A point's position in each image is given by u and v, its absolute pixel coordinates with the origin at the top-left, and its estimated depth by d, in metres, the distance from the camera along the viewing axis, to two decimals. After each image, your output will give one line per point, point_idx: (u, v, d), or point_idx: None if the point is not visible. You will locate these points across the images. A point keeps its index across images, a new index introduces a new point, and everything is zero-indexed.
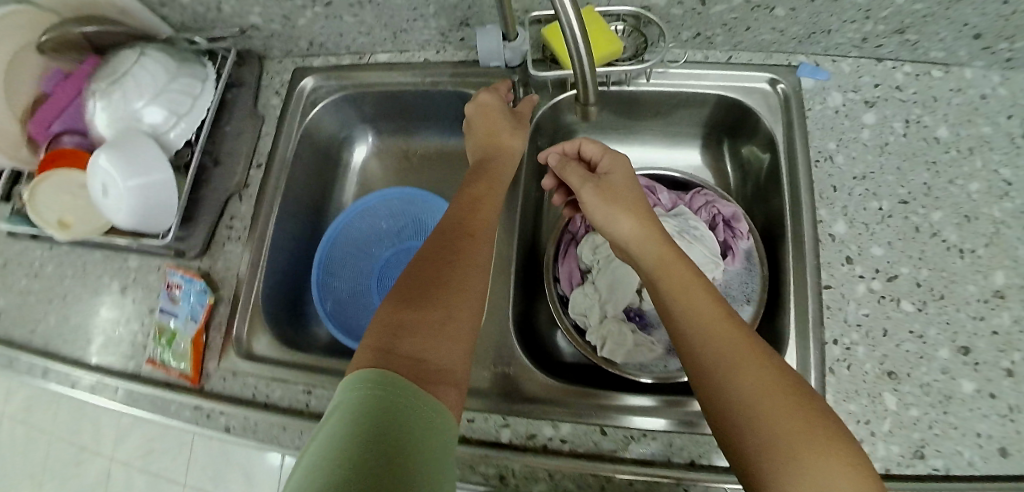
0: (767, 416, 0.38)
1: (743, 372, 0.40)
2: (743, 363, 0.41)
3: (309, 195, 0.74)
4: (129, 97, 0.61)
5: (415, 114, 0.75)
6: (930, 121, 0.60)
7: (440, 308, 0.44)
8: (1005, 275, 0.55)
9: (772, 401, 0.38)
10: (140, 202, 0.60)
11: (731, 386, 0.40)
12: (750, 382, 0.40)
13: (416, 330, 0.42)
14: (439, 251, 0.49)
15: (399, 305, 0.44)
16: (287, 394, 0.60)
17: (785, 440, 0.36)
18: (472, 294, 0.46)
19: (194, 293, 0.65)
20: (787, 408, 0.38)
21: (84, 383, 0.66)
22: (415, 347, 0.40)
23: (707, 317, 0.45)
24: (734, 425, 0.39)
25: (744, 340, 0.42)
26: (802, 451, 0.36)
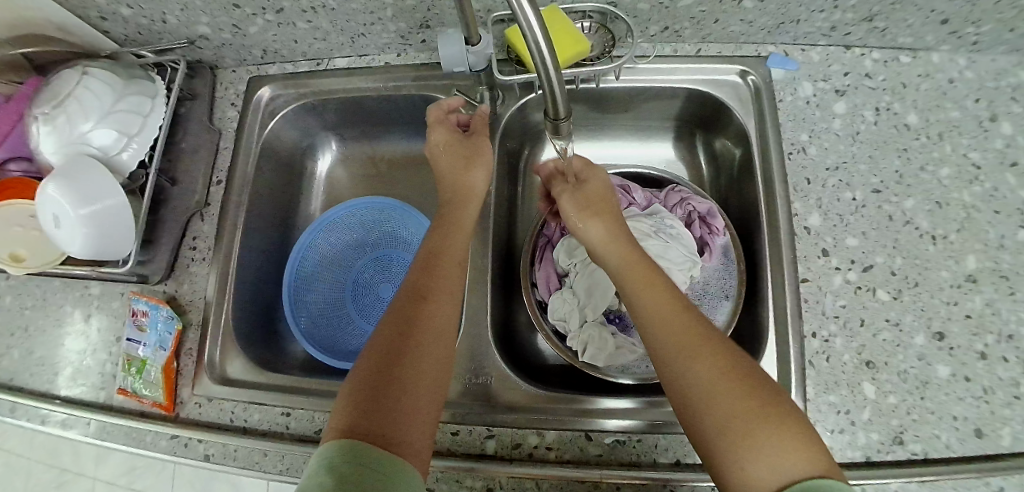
0: (719, 402, 0.38)
1: (695, 361, 0.40)
2: (694, 349, 0.40)
3: (274, 209, 0.72)
4: (74, 120, 0.57)
5: (379, 120, 0.73)
6: (900, 108, 0.60)
7: (422, 368, 0.43)
8: (976, 260, 0.55)
9: (718, 389, 0.38)
10: (93, 232, 0.57)
11: (682, 373, 0.40)
12: (702, 369, 0.39)
13: (398, 390, 0.41)
14: (412, 293, 0.47)
15: (377, 354, 0.43)
16: (266, 417, 0.58)
17: (736, 426, 0.36)
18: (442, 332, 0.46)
19: (161, 320, 0.62)
20: (732, 396, 0.38)
21: (54, 418, 0.63)
22: (399, 407, 0.40)
23: (659, 302, 0.44)
24: (687, 410, 0.39)
25: (695, 330, 0.42)
26: (755, 435, 0.36)
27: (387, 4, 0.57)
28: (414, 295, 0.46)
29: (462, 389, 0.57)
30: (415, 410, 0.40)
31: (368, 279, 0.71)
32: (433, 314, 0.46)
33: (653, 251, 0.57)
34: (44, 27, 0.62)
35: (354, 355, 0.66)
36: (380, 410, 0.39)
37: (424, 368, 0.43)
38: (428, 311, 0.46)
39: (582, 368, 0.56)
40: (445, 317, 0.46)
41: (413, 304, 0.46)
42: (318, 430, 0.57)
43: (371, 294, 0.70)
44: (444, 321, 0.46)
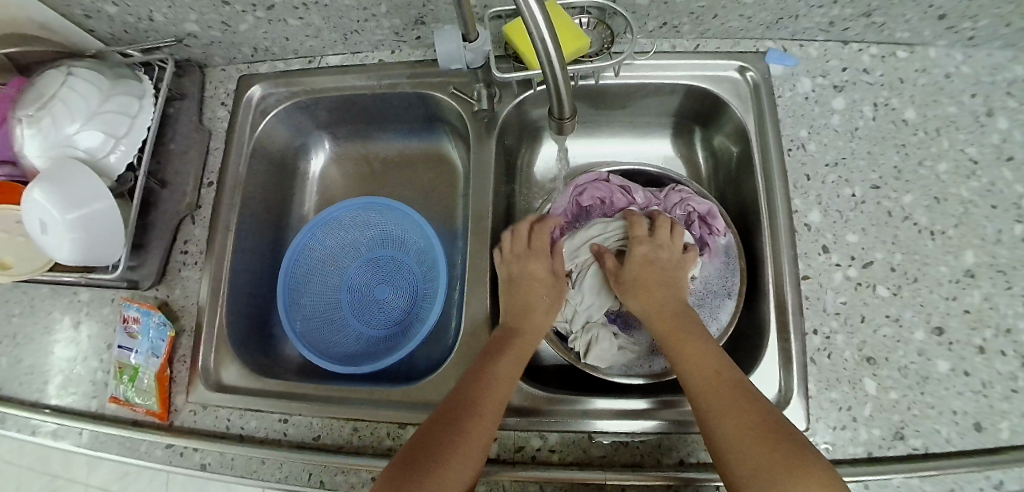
0: (748, 459, 0.40)
1: (725, 419, 0.43)
2: (725, 410, 0.44)
3: (267, 211, 0.70)
4: (59, 122, 0.56)
5: (373, 119, 0.72)
6: (898, 103, 0.60)
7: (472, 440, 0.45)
8: (974, 254, 0.55)
9: (743, 445, 0.41)
10: (82, 237, 0.55)
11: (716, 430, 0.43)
12: (731, 429, 0.42)
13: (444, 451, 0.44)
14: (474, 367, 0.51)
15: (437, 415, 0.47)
16: (263, 424, 0.57)
17: (765, 479, 0.39)
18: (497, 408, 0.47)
19: (153, 327, 0.61)
20: (757, 453, 0.40)
21: (44, 428, 0.61)
22: (439, 462, 0.43)
23: (694, 364, 0.48)
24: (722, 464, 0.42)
25: (729, 392, 0.45)
26: (776, 488, 0.38)
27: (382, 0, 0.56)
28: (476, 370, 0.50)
29: None
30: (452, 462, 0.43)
31: (364, 280, 0.70)
32: (491, 385, 0.49)
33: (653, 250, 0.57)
34: (26, 25, 0.60)
35: (351, 358, 0.65)
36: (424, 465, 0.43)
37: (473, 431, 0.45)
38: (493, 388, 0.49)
39: (582, 368, 0.55)
40: (503, 390, 0.49)
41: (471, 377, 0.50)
42: (316, 436, 0.56)
43: (367, 296, 0.69)
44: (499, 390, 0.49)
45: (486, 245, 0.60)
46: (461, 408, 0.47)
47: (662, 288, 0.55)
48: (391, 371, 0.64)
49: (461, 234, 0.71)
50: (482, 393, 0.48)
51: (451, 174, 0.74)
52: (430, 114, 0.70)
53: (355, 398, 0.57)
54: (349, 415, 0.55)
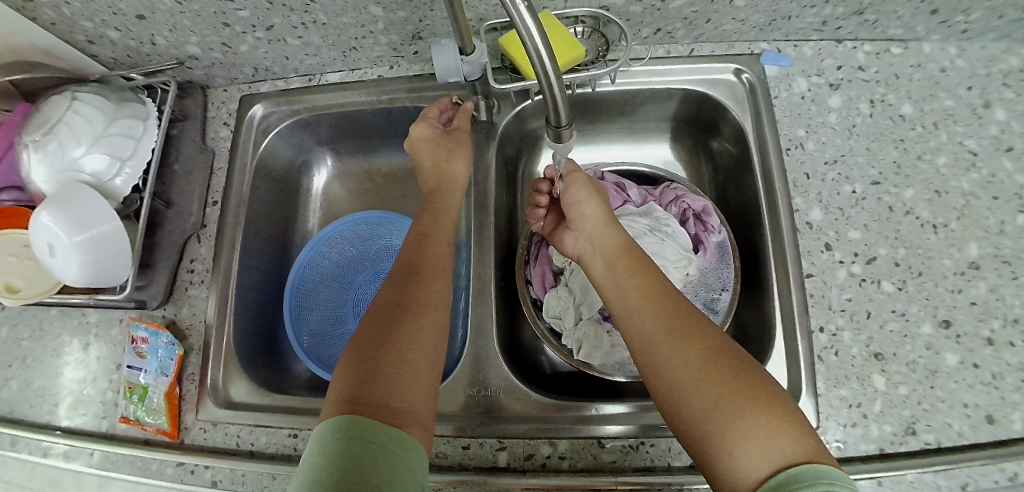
0: (687, 379, 0.39)
1: (663, 351, 0.42)
2: (660, 340, 0.42)
3: (271, 227, 0.71)
4: (66, 146, 0.57)
5: (373, 134, 0.72)
6: (894, 99, 0.60)
7: (413, 367, 0.43)
8: (978, 246, 0.56)
9: (683, 365, 0.40)
10: (91, 258, 0.56)
11: (657, 357, 0.42)
12: (674, 353, 0.41)
13: (387, 376, 0.42)
14: (401, 281, 0.49)
15: (363, 344, 0.44)
16: (273, 440, 0.57)
17: (703, 394, 0.38)
18: (434, 320, 0.47)
19: (162, 346, 0.61)
20: (699, 372, 0.39)
21: (56, 450, 0.62)
22: (384, 391, 0.41)
23: (641, 315, 0.45)
24: (663, 385, 0.41)
25: (665, 320, 0.43)
26: (707, 397, 0.38)
27: (379, 17, 0.57)
28: (399, 292, 0.48)
29: (470, 402, 0.56)
30: (397, 390, 0.41)
31: (367, 293, 0.70)
32: (423, 290, 0.48)
33: (649, 248, 0.58)
34: (32, 54, 0.61)
35: None
36: (369, 393, 0.40)
37: (410, 370, 0.43)
38: (421, 297, 0.48)
39: (577, 366, 0.55)
40: (435, 301, 0.48)
41: (398, 293, 0.48)
42: None
43: None
44: (434, 309, 0.48)
45: (488, 253, 0.61)
46: (395, 322, 0.46)
47: (601, 220, 0.54)
48: None
49: (464, 245, 0.69)
50: (412, 311, 0.47)
51: None
52: None
53: None
54: None
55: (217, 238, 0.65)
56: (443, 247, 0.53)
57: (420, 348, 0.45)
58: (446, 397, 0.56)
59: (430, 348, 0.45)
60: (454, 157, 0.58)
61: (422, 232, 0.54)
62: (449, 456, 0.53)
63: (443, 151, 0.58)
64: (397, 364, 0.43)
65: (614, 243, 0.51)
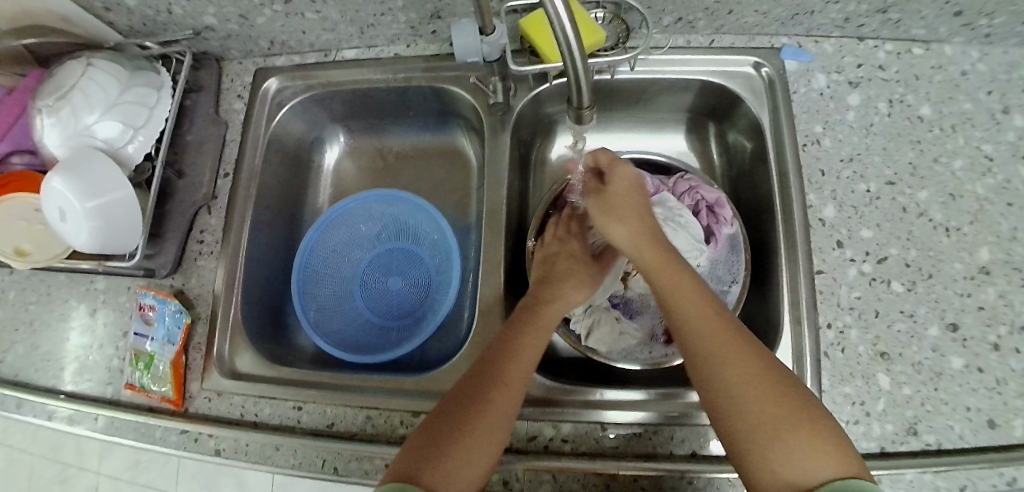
0: (735, 391, 0.41)
1: (712, 361, 0.42)
2: (709, 349, 0.43)
3: (281, 202, 0.71)
4: (79, 112, 0.57)
5: (387, 112, 0.72)
6: (913, 100, 0.60)
7: (479, 448, 0.43)
8: (989, 251, 0.56)
9: (732, 377, 0.41)
10: (102, 224, 0.56)
11: (706, 366, 0.43)
12: (723, 366, 0.42)
13: (453, 454, 0.42)
14: (494, 358, 0.48)
15: (443, 415, 0.44)
16: (277, 412, 0.57)
17: (751, 408, 0.39)
18: (512, 404, 0.46)
19: (169, 314, 0.62)
20: (748, 386, 0.40)
21: (60, 414, 0.62)
22: (445, 472, 0.41)
23: (690, 324, 0.45)
24: (712, 393, 0.42)
25: (717, 330, 0.44)
26: (755, 413, 0.39)
27: None
28: (491, 365, 0.47)
29: None
30: (461, 477, 0.41)
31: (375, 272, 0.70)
32: (511, 373, 0.47)
33: None
34: (49, 17, 0.61)
35: (362, 348, 0.65)
36: (432, 470, 0.41)
37: (478, 452, 0.42)
38: (511, 380, 0.46)
39: (586, 354, 0.56)
40: (521, 386, 0.47)
41: (486, 370, 0.47)
42: (330, 425, 0.56)
43: (381, 287, 0.69)
44: (515, 392, 0.46)
45: (498, 236, 0.60)
46: (476, 400, 0.45)
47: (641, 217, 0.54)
48: (402, 361, 0.64)
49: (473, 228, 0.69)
50: (495, 392, 0.45)
51: (463, 167, 0.74)
52: (445, 108, 0.70)
53: (372, 388, 0.57)
54: (365, 402, 0.56)
55: (228, 210, 0.65)
56: (546, 328, 0.51)
57: (493, 430, 0.44)
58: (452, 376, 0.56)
59: (501, 431, 0.44)
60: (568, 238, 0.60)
61: (529, 307, 0.53)
62: None
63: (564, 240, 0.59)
64: (466, 442, 0.42)
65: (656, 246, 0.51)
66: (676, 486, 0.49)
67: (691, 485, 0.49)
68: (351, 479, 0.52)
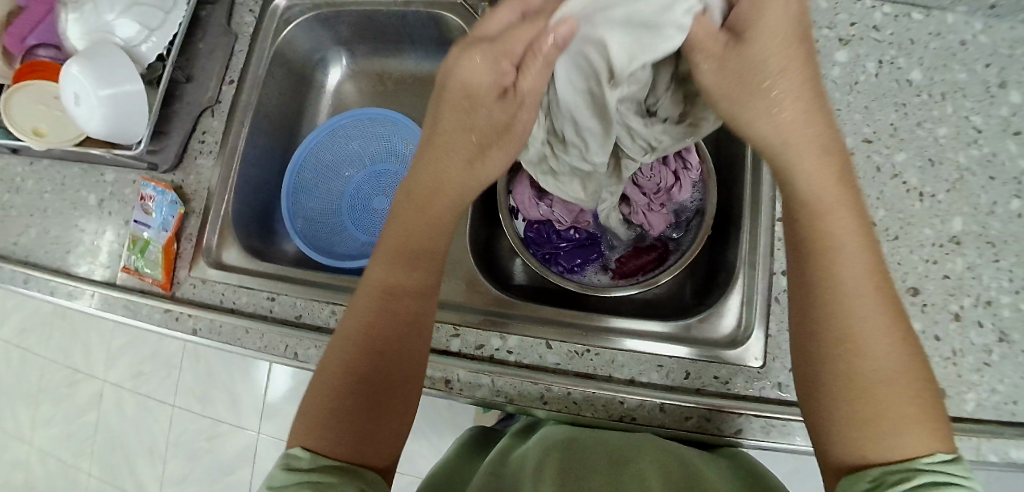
0: (865, 343, 0.38)
1: (845, 306, 0.39)
2: (846, 290, 0.39)
3: (280, 116, 0.75)
4: (101, 9, 0.62)
5: (388, 37, 0.75)
6: (905, 63, 0.59)
7: (391, 407, 0.43)
8: (963, 222, 0.56)
9: (869, 327, 0.38)
10: (113, 115, 0.60)
11: (842, 311, 0.39)
12: (858, 311, 0.38)
13: (361, 418, 0.41)
14: (383, 313, 0.45)
15: (338, 384, 0.42)
16: (252, 301, 0.61)
17: (879, 374, 0.37)
18: (418, 356, 0.46)
19: (166, 205, 0.66)
20: (877, 335, 0.38)
21: (62, 290, 0.68)
22: (361, 437, 0.40)
23: (840, 253, 0.40)
24: (837, 335, 0.38)
25: (862, 273, 0.39)
26: (872, 385, 0.37)
27: None
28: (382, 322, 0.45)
29: None
30: (379, 446, 0.41)
31: (362, 187, 0.74)
32: (406, 325, 0.45)
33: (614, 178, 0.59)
34: None
35: (341, 256, 0.70)
36: (346, 434, 0.40)
37: (387, 411, 0.42)
38: (408, 334, 0.45)
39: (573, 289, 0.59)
40: (420, 334, 0.46)
41: (380, 326, 0.44)
42: (298, 316, 0.59)
43: (366, 204, 0.74)
44: (415, 342, 0.45)
45: None
46: (373, 360, 0.43)
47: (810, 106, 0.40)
48: None
49: None
50: (392, 348, 0.44)
51: None
52: (442, 37, 0.73)
53: (341, 286, 0.61)
54: (330, 298, 0.59)
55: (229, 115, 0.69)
56: (437, 258, 0.48)
57: (401, 389, 0.44)
58: None
59: (410, 384, 0.45)
60: (487, 154, 0.46)
61: (411, 234, 0.48)
62: None
63: (484, 133, 0.45)
64: (376, 404, 0.42)
65: (829, 159, 0.40)
66: (607, 405, 0.52)
67: (623, 406, 0.52)
68: (309, 365, 0.56)
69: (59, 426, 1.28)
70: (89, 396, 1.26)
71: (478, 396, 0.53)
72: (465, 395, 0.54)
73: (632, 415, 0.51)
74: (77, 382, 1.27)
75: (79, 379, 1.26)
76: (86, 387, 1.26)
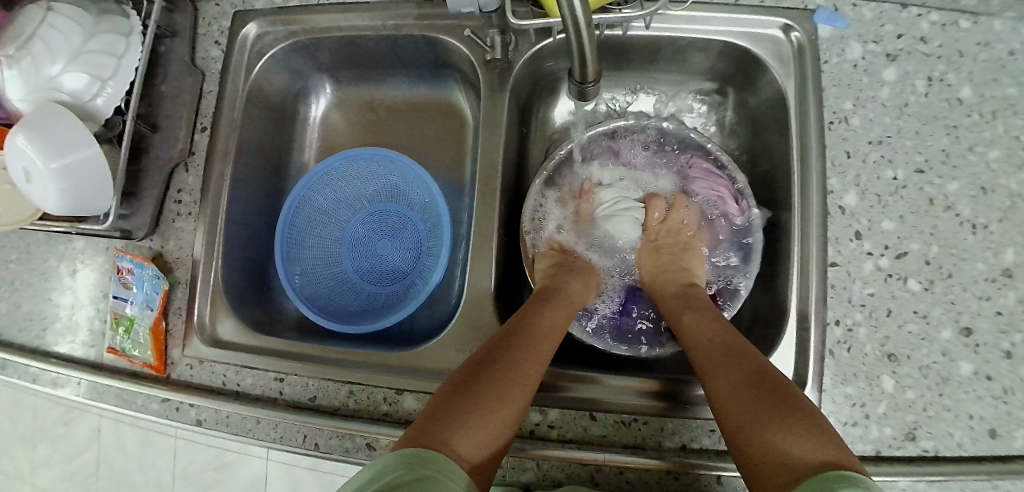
0: (730, 388, 0.44)
1: (714, 369, 0.46)
2: (713, 359, 0.47)
3: (265, 159, 0.67)
4: (40, 63, 0.52)
5: (378, 62, 0.67)
6: (955, 79, 0.55)
7: (497, 416, 0.43)
8: (1016, 253, 0.52)
9: (734, 376, 0.44)
10: (70, 189, 0.52)
11: (713, 372, 0.46)
12: (723, 371, 0.46)
13: (463, 413, 0.42)
14: (504, 338, 0.49)
15: (452, 385, 0.45)
16: (259, 383, 0.56)
17: (752, 405, 0.42)
18: (531, 380, 0.46)
19: (147, 280, 0.59)
20: (742, 378, 0.44)
21: (43, 377, 0.61)
22: (459, 431, 0.40)
23: (697, 338, 0.51)
24: (713, 391, 0.45)
25: (722, 340, 0.49)
26: (749, 416, 0.41)
27: None
28: (499, 342, 0.48)
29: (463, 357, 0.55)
30: (472, 447, 0.40)
31: (364, 234, 0.68)
32: (520, 345, 0.48)
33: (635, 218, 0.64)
34: None
35: (349, 316, 0.64)
36: (443, 426, 0.41)
37: (492, 414, 0.42)
38: (527, 354, 0.48)
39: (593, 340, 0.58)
40: (537, 363, 0.48)
41: (498, 346, 0.48)
42: (312, 398, 0.55)
43: (370, 252, 0.67)
44: (531, 364, 0.47)
45: (492, 207, 0.57)
46: (483, 369, 0.45)
47: (672, 264, 0.61)
48: (389, 332, 0.63)
49: (467, 191, 0.69)
50: (504, 361, 0.46)
51: (460, 126, 0.70)
52: (439, 60, 0.65)
53: (355, 361, 0.56)
54: (348, 378, 0.54)
55: (209, 169, 0.61)
56: (559, 315, 0.53)
57: (508, 402, 0.44)
58: (439, 356, 0.55)
59: (518, 402, 0.45)
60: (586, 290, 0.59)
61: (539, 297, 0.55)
62: None
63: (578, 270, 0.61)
64: (480, 402, 0.43)
65: (679, 280, 0.59)
66: (663, 480, 0.49)
67: (678, 480, 0.49)
68: (334, 456, 0.52)
69: (57, 466, 1.22)
70: (86, 434, 1.20)
71: (524, 479, 0.51)
72: (510, 479, 0.51)
73: (690, 489, 0.49)
74: (72, 420, 1.20)
75: (75, 416, 1.20)
76: (82, 425, 1.20)
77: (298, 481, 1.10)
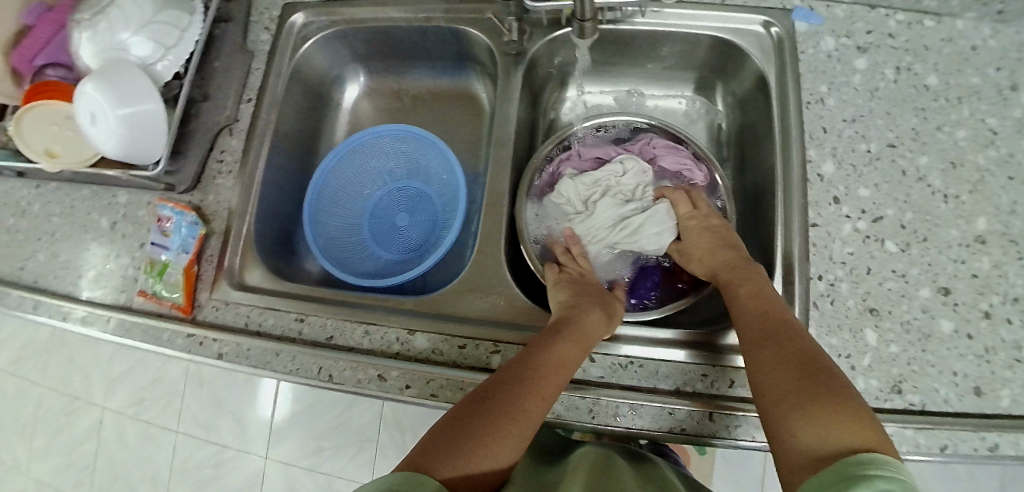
0: (774, 368, 0.44)
1: (757, 348, 0.46)
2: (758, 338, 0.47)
3: (299, 134, 0.74)
4: (115, 28, 0.59)
5: (405, 52, 0.75)
6: (921, 69, 0.61)
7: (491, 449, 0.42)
8: (987, 221, 0.56)
9: (778, 358, 0.44)
10: (131, 135, 0.59)
11: (756, 352, 0.46)
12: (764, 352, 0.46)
13: (461, 441, 0.41)
14: (513, 367, 0.47)
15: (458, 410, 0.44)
16: (280, 323, 0.60)
17: (792, 386, 0.42)
18: (533, 414, 0.45)
19: (185, 225, 0.64)
20: (789, 360, 0.44)
21: (75, 316, 0.65)
22: (450, 457, 0.40)
23: (745, 314, 0.50)
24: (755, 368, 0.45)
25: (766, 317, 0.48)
26: (791, 396, 0.41)
27: None
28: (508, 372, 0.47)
29: (474, 302, 0.58)
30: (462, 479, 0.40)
31: (384, 204, 0.73)
32: (529, 376, 0.46)
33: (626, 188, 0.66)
34: None
35: (366, 275, 0.68)
36: (438, 454, 0.40)
37: (486, 447, 0.41)
38: (535, 386, 0.46)
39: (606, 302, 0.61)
40: (542, 395, 0.46)
41: (506, 375, 0.47)
42: (329, 337, 0.58)
43: (389, 220, 0.72)
44: (536, 397, 0.46)
45: (503, 170, 0.63)
46: (487, 399, 0.45)
47: (715, 242, 0.59)
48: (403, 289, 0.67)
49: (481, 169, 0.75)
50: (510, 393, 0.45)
51: (476, 113, 0.78)
52: (462, 52, 0.73)
53: (371, 305, 0.60)
54: (363, 318, 0.58)
55: (249, 134, 0.68)
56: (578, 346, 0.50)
57: (504, 436, 0.43)
58: (449, 301, 0.59)
59: (516, 436, 0.43)
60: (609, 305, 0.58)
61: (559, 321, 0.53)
62: (444, 353, 0.55)
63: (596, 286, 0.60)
64: (476, 435, 0.42)
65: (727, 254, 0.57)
66: (658, 417, 0.51)
67: (672, 417, 0.51)
68: (348, 387, 0.55)
69: (56, 458, 1.22)
70: (89, 425, 1.20)
71: None
72: None
73: (683, 426, 0.51)
74: (76, 410, 1.22)
75: (78, 407, 1.21)
76: (85, 415, 1.21)
77: (293, 481, 1.09)
